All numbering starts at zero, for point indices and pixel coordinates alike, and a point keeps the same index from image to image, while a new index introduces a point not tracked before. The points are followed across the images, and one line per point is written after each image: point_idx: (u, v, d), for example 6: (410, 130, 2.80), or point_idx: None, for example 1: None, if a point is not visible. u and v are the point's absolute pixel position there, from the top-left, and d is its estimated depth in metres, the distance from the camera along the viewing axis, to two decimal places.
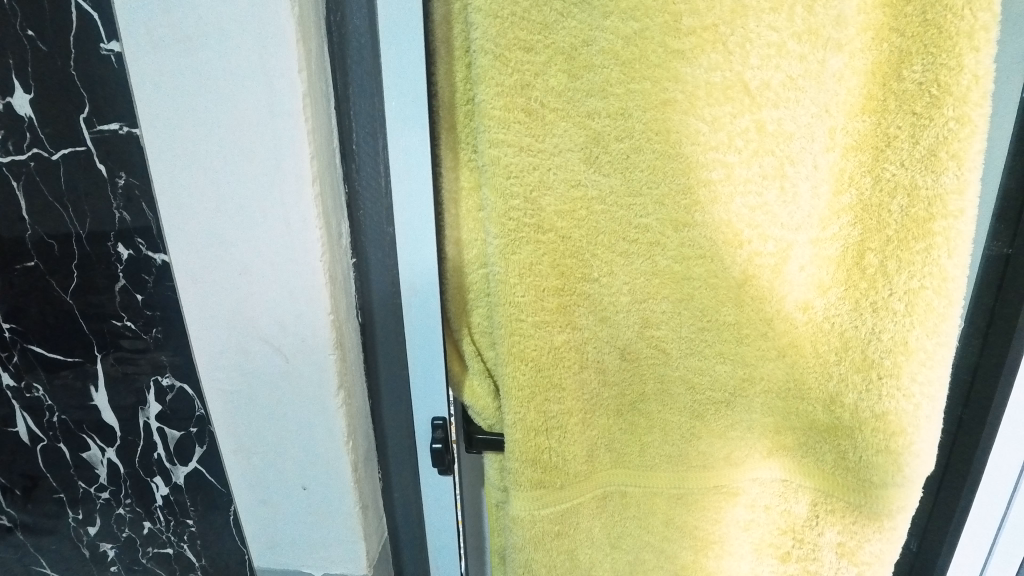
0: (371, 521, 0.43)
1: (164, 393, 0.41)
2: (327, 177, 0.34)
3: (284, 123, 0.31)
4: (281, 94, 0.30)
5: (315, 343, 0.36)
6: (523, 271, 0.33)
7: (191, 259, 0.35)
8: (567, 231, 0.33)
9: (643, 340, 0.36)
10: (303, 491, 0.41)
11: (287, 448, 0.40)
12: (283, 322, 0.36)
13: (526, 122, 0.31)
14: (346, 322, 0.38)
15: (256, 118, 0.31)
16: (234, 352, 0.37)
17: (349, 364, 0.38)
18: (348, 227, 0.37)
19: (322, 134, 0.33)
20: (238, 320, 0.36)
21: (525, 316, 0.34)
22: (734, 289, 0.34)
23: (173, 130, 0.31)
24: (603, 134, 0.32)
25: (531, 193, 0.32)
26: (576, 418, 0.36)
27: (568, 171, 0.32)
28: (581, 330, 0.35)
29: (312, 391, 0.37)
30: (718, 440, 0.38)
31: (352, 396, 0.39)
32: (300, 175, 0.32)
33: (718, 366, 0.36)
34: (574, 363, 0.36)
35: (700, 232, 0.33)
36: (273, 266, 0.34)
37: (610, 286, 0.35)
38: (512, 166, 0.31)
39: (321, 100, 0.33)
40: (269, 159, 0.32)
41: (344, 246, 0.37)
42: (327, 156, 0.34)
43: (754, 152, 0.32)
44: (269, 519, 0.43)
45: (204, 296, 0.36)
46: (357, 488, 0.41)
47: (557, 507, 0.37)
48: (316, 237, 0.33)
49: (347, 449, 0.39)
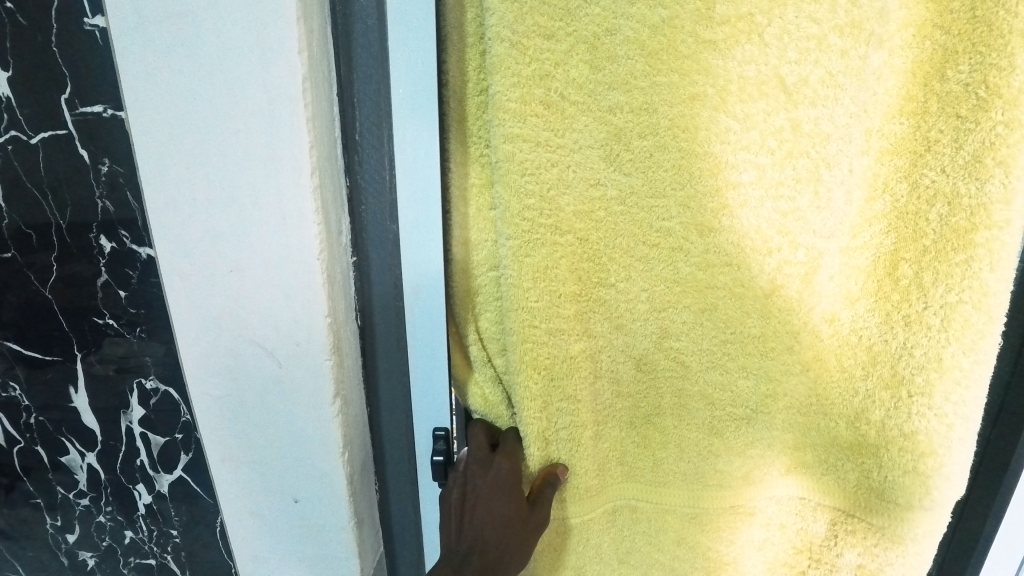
0: (365, 535, 0.41)
1: (148, 397, 0.39)
2: (327, 169, 0.32)
3: (280, 108, 0.29)
4: (279, 77, 0.28)
5: (309, 349, 0.34)
6: (540, 274, 0.31)
7: (177, 254, 0.32)
8: (586, 232, 0.32)
9: (660, 351, 0.35)
10: (295, 503, 0.39)
11: (279, 458, 0.37)
12: (277, 323, 0.34)
13: (544, 115, 0.29)
14: (343, 324, 0.36)
15: (251, 101, 0.29)
16: (225, 356, 0.35)
17: (345, 372, 0.36)
18: (350, 224, 0.35)
19: (320, 124, 0.30)
20: (229, 322, 0.34)
21: (539, 322, 0.32)
22: (759, 300, 0.33)
23: (162, 114, 0.29)
24: (623, 130, 0.30)
25: (551, 191, 0.30)
26: (591, 429, 0.35)
27: (587, 169, 0.31)
28: (597, 337, 0.34)
29: (304, 396, 0.35)
30: (735, 457, 0.36)
31: (349, 405, 0.37)
32: (298, 165, 0.30)
33: (740, 380, 0.35)
34: (588, 373, 0.34)
35: (726, 238, 0.31)
36: (266, 263, 0.32)
37: (629, 292, 0.33)
38: (529, 163, 0.29)
39: (323, 85, 0.31)
40: (264, 145, 0.29)
41: (343, 242, 0.35)
42: (327, 147, 0.32)
43: (787, 153, 0.30)
44: (259, 533, 0.41)
45: (191, 293, 0.33)
46: (353, 502, 0.39)
47: (581, 518, 0.36)
48: (313, 234, 0.31)
49: (342, 461, 0.37)
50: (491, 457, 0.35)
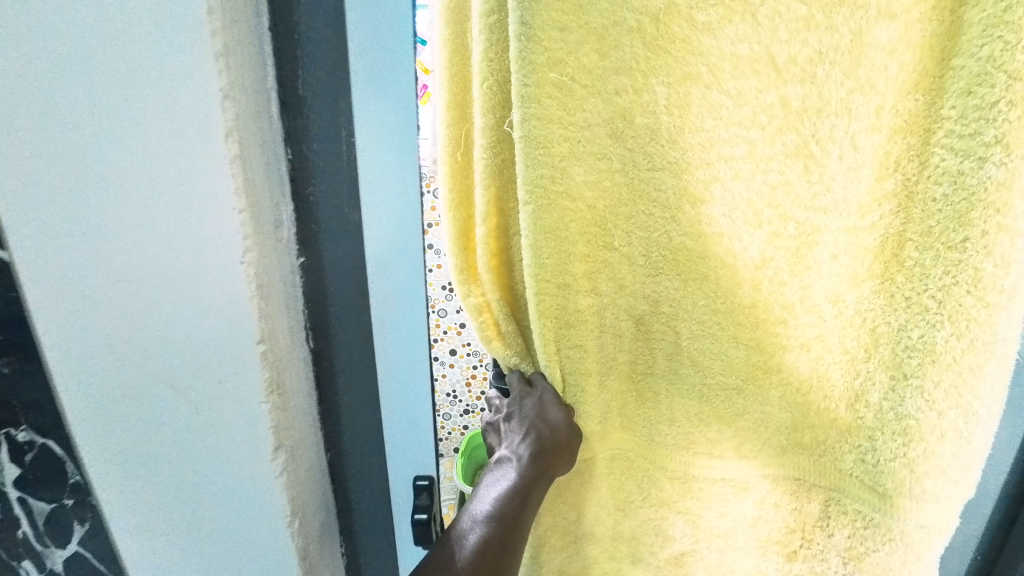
0: (321, 554, 0.51)
1: (24, 451, 0.43)
2: (257, 200, 0.39)
3: (199, 143, 0.34)
4: (207, 106, 0.34)
5: (238, 356, 0.40)
6: (552, 235, 0.35)
7: (86, 266, 0.36)
8: (594, 200, 0.36)
9: (660, 314, 0.38)
10: (233, 540, 0.45)
11: (211, 489, 0.43)
12: (202, 334, 0.39)
13: (557, 95, 0.34)
14: (282, 333, 0.43)
15: (171, 136, 0.34)
16: (133, 355, 0.39)
17: (285, 388, 0.44)
18: (290, 224, 0.44)
19: (250, 160, 0.38)
20: (143, 333, 0.38)
21: (551, 278, 0.36)
22: (750, 273, 0.35)
23: (66, 138, 0.33)
24: (631, 109, 0.35)
25: (561, 162, 0.35)
26: (595, 379, 0.39)
27: (596, 145, 0.35)
28: (604, 297, 0.38)
29: (231, 406, 0.41)
30: (725, 428, 0.38)
31: (286, 428, 0.44)
32: (215, 197, 0.36)
33: (730, 350, 0.37)
34: (594, 327, 0.38)
35: (717, 209, 0.34)
36: (192, 279, 0.37)
37: (631, 257, 0.37)
38: (541, 137, 0.34)
39: (252, 114, 0.38)
40: (179, 180, 0.35)
41: (285, 241, 0.44)
42: (259, 163, 0.39)
43: (778, 129, 0.32)
44: (199, 563, 0.46)
45: (94, 303, 0.37)
46: (292, 533, 0.45)
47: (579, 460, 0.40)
48: (237, 257, 0.37)
49: (281, 492, 0.44)
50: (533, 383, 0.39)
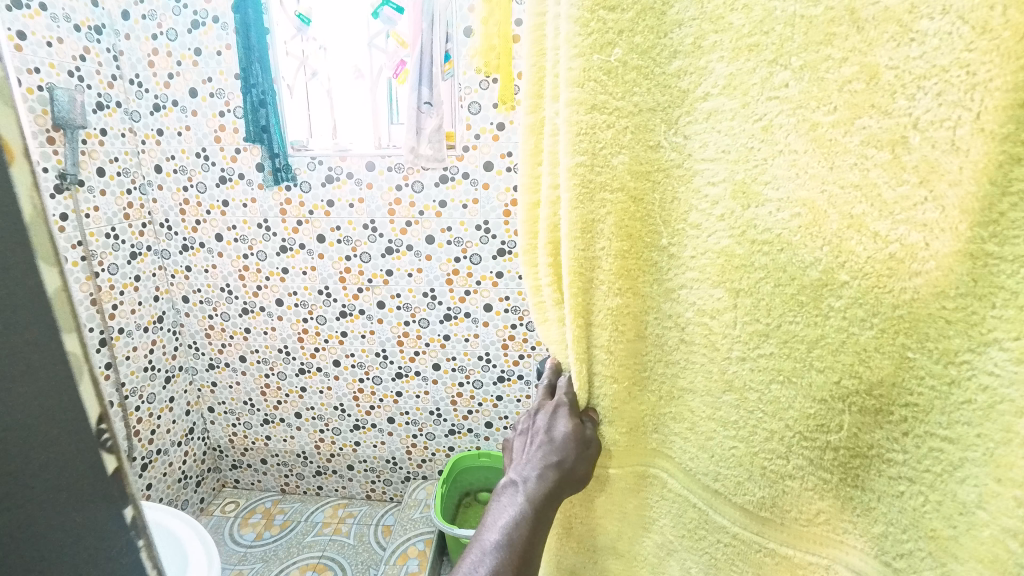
0: None
1: None
2: None
3: None
4: None
5: None
6: (587, 228, 0.32)
7: None
8: (639, 190, 0.32)
9: (700, 325, 0.31)
10: None
11: None
12: None
13: (604, 79, 0.30)
14: None
15: None
16: None
17: None
18: None
19: None
20: None
21: (585, 271, 0.33)
22: (807, 291, 0.26)
23: None
24: (687, 92, 0.30)
25: (603, 150, 0.31)
26: (624, 386, 0.36)
27: (646, 129, 0.31)
28: (645, 299, 0.34)
29: None
30: (763, 481, 0.30)
31: None
32: None
33: (775, 386, 0.29)
34: (631, 330, 0.34)
35: (768, 212, 0.27)
36: None
37: (677, 259, 0.32)
38: (584, 124, 0.31)
39: None
40: None
41: None
42: None
43: (856, 107, 0.24)
44: None
45: None
46: None
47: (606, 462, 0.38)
48: None
49: None
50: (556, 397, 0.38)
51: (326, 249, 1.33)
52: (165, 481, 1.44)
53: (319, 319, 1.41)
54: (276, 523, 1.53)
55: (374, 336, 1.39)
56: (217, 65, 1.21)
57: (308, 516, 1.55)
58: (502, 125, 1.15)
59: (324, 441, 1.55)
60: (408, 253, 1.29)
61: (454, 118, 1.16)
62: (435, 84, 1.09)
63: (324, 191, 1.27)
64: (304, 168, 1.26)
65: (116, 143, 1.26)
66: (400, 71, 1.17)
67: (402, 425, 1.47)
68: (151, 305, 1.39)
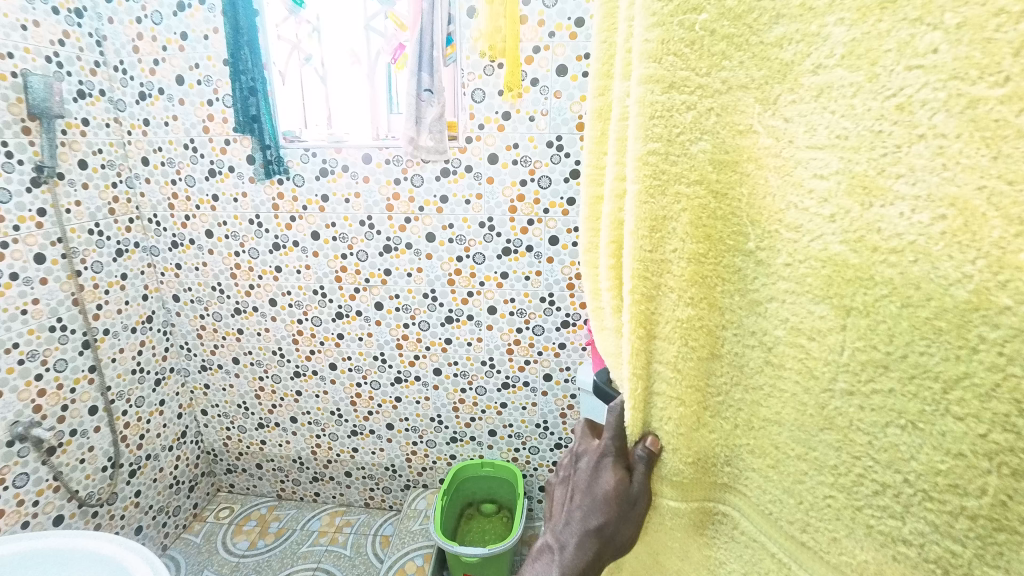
0: None
1: None
2: None
3: None
4: None
5: None
6: (657, 225, 0.26)
7: None
8: (722, 183, 0.25)
9: (793, 345, 0.24)
10: None
11: None
12: None
13: (685, 53, 0.24)
14: None
15: None
16: None
17: None
18: None
19: None
20: None
21: (651, 274, 0.27)
22: (948, 315, 0.18)
23: None
24: (792, 64, 0.21)
25: (680, 135, 0.25)
26: (691, 410, 0.28)
27: (734, 112, 0.24)
28: (724, 312, 0.27)
29: None
30: (866, 541, 0.22)
31: None
32: None
33: (890, 429, 0.21)
34: (704, 349, 0.27)
35: (897, 217, 0.19)
36: None
37: (767, 267, 0.24)
38: (660, 105, 0.25)
39: None
40: None
41: None
42: None
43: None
44: None
45: None
46: None
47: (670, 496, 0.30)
48: None
49: None
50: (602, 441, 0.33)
51: (321, 247, 1.26)
52: (155, 488, 1.37)
53: (314, 321, 1.34)
54: (271, 531, 1.47)
55: (373, 338, 1.33)
56: (203, 51, 1.14)
57: (303, 524, 1.49)
58: (507, 113, 1.09)
59: (321, 447, 1.48)
60: (408, 252, 1.23)
61: (456, 106, 1.10)
62: (436, 68, 1.03)
63: (318, 185, 1.21)
64: (298, 161, 1.19)
65: (100, 134, 1.19)
66: (399, 57, 1.13)
67: (402, 431, 1.41)
68: (140, 305, 1.32)
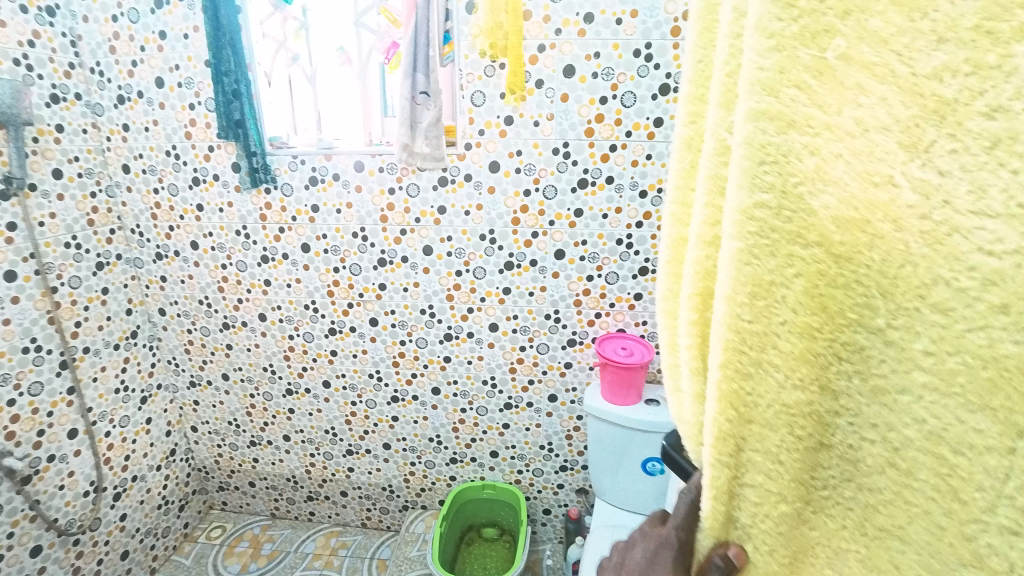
0: None
1: None
2: None
3: None
4: None
5: None
6: (761, 292, 0.19)
7: None
8: (848, 249, 0.18)
9: (929, 454, 0.18)
10: None
11: None
12: None
13: (811, 85, 0.17)
14: None
15: None
16: None
17: None
18: None
19: None
20: None
21: (749, 349, 0.19)
22: None
23: None
24: (956, 104, 0.15)
25: (798, 186, 0.18)
26: (791, 504, 0.21)
27: (863, 162, 0.17)
28: (839, 398, 0.19)
29: None
30: None
31: None
32: None
33: None
34: (813, 439, 0.20)
35: None
36: None
37: (899, 351, 0.18)
38: (774, 148, 0.17)
39: None
40: None
41: None
42: None
43: None
44: None
45: None
46: None
47: None
48: None
49: None
50: (662, 529, 0.25)
51: (312, 260, 1.19)
52: (143, 510, 1.32)
53: (306, 337, 1.27)
54: (264, 553, 1.41)
55: (368, 355, 1.26)
56: (183, 50, 1.07)
57: (298, 545, 1.43)
58: (510, 118, 1.01)
59: (314, 467, 1.42)
60: (404, 265, 1.15)
61: (454, 110, 1.02)
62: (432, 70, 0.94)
63: (307, 194, 1.13)
64: (286, 168, 1.11)
65: (76, 140, 1.12)
66: (393, 57, 1.04)
67: (400, 451, 1.35)
68: (123, 321, 1.26)
